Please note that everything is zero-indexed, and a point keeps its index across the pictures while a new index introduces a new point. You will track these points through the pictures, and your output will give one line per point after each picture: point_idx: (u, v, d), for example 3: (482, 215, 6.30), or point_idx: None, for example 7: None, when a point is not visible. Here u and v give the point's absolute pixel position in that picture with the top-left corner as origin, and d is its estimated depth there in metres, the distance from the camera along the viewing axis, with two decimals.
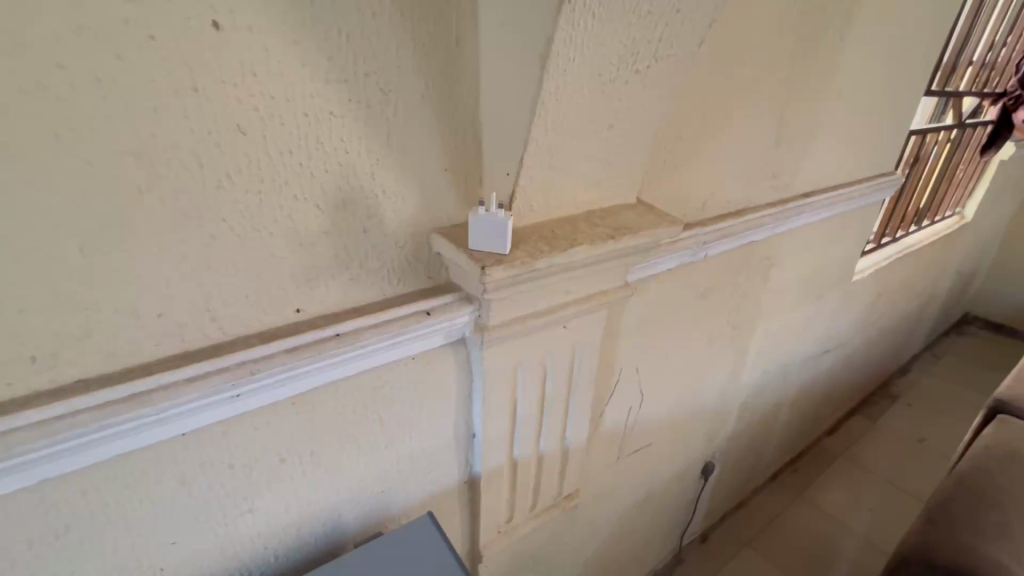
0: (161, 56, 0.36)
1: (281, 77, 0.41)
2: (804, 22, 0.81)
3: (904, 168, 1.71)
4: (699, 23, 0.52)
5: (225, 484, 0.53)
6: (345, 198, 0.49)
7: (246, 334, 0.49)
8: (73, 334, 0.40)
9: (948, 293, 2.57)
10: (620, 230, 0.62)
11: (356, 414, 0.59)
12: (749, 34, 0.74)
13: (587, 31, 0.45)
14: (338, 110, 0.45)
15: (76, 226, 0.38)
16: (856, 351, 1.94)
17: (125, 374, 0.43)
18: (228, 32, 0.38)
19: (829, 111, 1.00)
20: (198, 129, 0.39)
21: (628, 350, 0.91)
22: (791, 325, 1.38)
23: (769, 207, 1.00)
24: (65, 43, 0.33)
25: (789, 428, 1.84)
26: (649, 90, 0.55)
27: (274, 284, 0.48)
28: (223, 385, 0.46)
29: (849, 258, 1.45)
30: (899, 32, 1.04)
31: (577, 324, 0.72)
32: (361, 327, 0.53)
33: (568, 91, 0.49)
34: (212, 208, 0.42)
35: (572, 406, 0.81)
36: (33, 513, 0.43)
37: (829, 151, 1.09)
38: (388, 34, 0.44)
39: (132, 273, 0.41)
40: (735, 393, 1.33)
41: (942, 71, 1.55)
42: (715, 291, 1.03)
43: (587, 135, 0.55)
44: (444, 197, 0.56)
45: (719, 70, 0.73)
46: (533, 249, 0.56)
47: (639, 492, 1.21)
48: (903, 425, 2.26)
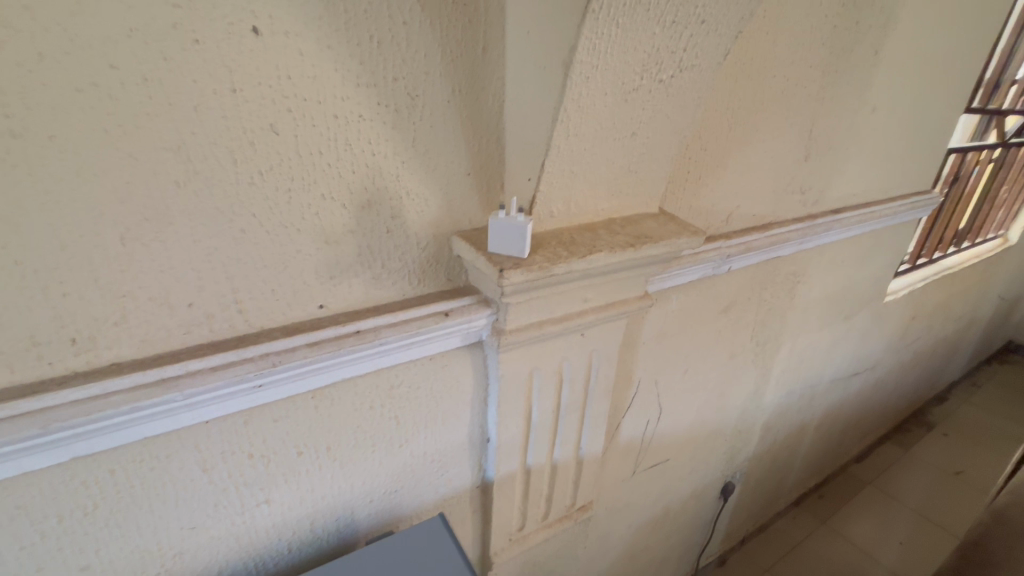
0: (205, 59, 0.38)
1: (314, 80, 0.43)
2: (837, 35, 0.80)
3: (943, 187, 1.66)
4: (725, 33, 0.52)
5: (244, 473, 0.55)
6: (370, 198, 0.50)
7: (271, 326, 0.50)
8: (110, 319, 0.42)
9: (989, 319, 2.46)
10: (640, 238, 0.62)
11: (373, 410, 0.60)
12: (779, 46, 0.73)
13: (611, 40, 0.45)
14: (367, 114, 0.47)
15: (118, 216, 0.40)
16: (887, 375, 1.87)
17: (155, 360, 0.45)
18: (267, 36, 0.40)
19: (861, 126, 0.98)
20: (234, 127, 0.41)
21: (646, 362, 0.90)
22: (818, 344, 1.35)
23: (797, 223, 0.98)
24: (118, 45, 0.35)
25: (815, 452, 1.78)
26: (673, 99, 0.56)
27: (299, 279, 0.50)
28: (246, 375, 0.48)
29: (881, 277, 1.41)
30: (936, 48, 1.02)
31: (595, 332, 0.72)
32: (380, 325, 0.55)
33: (590, 99, 0.49)
34: (244, 203, 0.44)
35: (588, 416, 0.80)
36: (64, 489, 0.45)
37: (861, 167, 1.07)
38: (418, 42, 0.46)
39: (167, 262, 0.43)
40: (757, 412, 1.30)
41: (983, 89, 1.50)
42: (739, 306, 1.01)
43: (609, 143, 0.56)
44: (467, 201, 0.57)
45: (746, 83, 0.72)
46: (552, 255, 0.56)
47: (655, 508, 1.19)
48: (938, 455, 2.16)
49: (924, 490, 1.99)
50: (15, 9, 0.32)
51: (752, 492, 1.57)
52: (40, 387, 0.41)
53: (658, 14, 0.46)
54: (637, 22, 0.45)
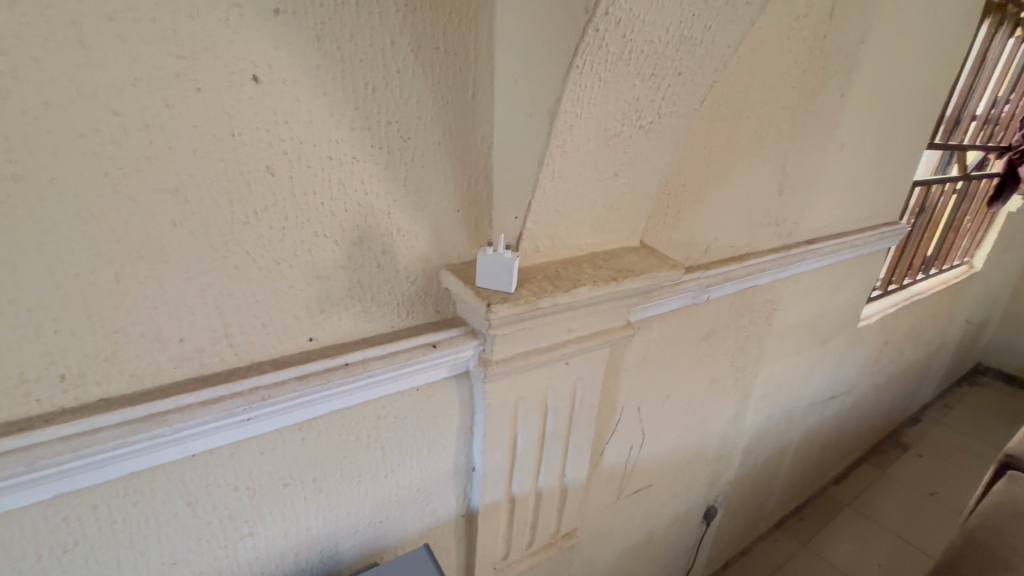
0: (205, 105, 0.40)
1: (310, 124, 0.45)
2: (806, 79, 0.85)
3: (910, 217, 1.73)
4: (700, 83, 0.55)
5: (229, 506, 0.54)
6: (362, 235, 0.52)
7: (260, 360, 0.51)
8: (101, 354, 0.43)
9: (958, 342, 2.54)
10: (622, 272, 0.65)
11: (360, 441, 0.61)
12: (752, 90, 0.77)
13: (593, 92, 0.48)
14: (360, 155, 0.48)
15: (114, 255, 0.41)
16: (863, 398, 1.92)
17: (144, 395, 0.45)
18: (266, 85, 0.42)
19: (830, 162, 1.03)
20: (232, 169, 0.43)
21: (629, 389, 0.92)
22: (795, 369, 1.38)
23: (772, 253, 1.02)
24: (123, 93, 0.37)
25: (794, 475, 1.81)
26: (652, 143, 0.59)
27: (290, 313, 0.51)
28: (235, 410, 0.48)
29: (854, 304, 1.46)
30: (898, 90, 1.08)
31: (579, 361, 0.74)
32: (369, 357, 0.55)
33: (574, 144, 0.52)
34: (239, 240, 0.46)
35: (572, 443, 0.82)
36: (45, 526, 0.45)
37: (832, 200, 1.12)
38: (410, 89, 0.48)
39: (161, 298, 0.44)
40: (738, 436, 1.32)
41: (944, 126, 1.59)
42: (718, 333, 1.04)
43: (592, 184, 0.58)
44: (455, 236, 0.59)
45: (721, 123, 0.76)
46: (538, 289, 0.58)
47: (639, 533, 1.20)
48: (914, 476, 2.20)
49: (901, 511, 2.02)
50: (24, 61, 0.33)
51: (734, 515, 1.58)
52: (27, 424, 0.41)
53: (637, 69, 0.49)
54: (618, 75, 0.48)
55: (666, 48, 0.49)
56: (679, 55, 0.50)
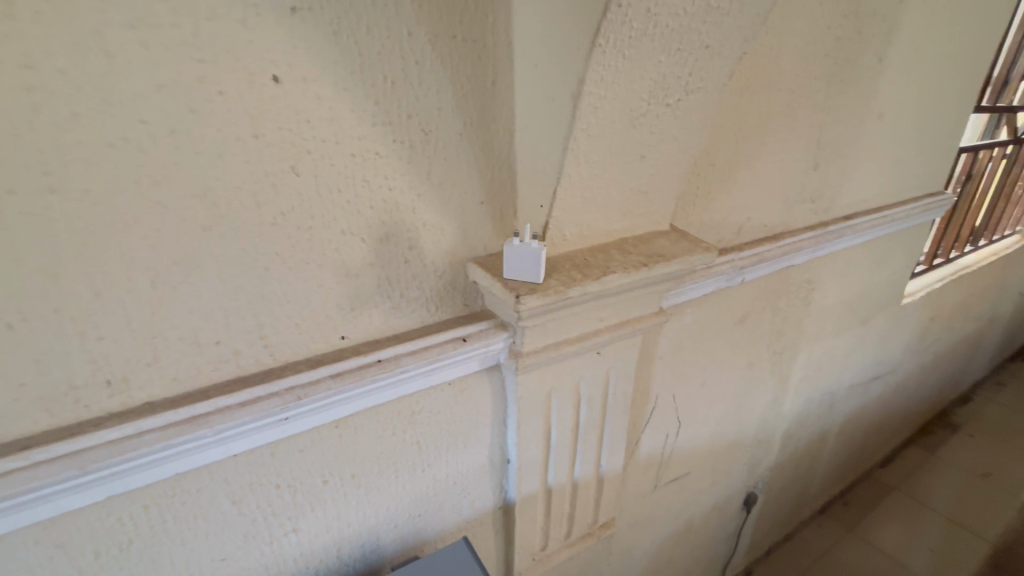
0: (229, 108, 0.40)
1: (332, 122, 0.45)
2: (840, 45, 0.80)
3: (955, 185, 1.64)
4: (729, 55, 0.53)
5: (271, 503, 0.55)
6: (388, 231, 0.52)
7: (294, 359, 0.51)
8: (143, 359, 0.44)
9: (1011, 316, 2.41)
10: (653, 257, 0.63)
11: (395, 436, 0.61)
12: (783, 60, 0.74)
13: (617, 71, 0.47)
14: (383, 150, 0.48)
15: (149, 262, 0.42)
16: (908, 378, 1.84)
17: (185, 398, 0.46)
18: (286, 84, 0.42)
19: (869, 132, 0.98)
20: (257, 170, 0.43)
21: (662, 377, 0.90)
22: (836, 350, 1.33)
23: (809, 231, 0.98)
24: (148, 101, 0.37)
25: (837, 459, 1.75)
26: (680, 121, 0.57)
27: (321, 312, 0.51)
28: (272, 410, 0.49)
29: (897, 280, 1.40)
30: (941, 50, 1.02)
31: (611, 350, 0.73)
32: (400, 353, 0.55)
33: (598, 126, 0.51)
34: (267, 242, 0.46)
35: (607, 433, 0.81)
36: (100, 526, 0.46)
37: (872, 172, 1.07)
38: (429, 80, 0.47)
39: (195, 302, 0.44)
40: (777, 421, 1.29)
41: (992, 87, 1.49)
42: (754, 315, 1.01)
43: (619, 167, 0.57)
44: (481, 228, 0.58)
45: (751, 98, 0.73)
46: (567, 278, 0.57)
47: (678, 521, 1.18)
48: (966, 458, 2.11)
49: (954, 495, 1.94)
50: (53, 74, 0.34)
51: (776, 502, 1.55)
52: (77, 428, 0.42)
53: (663, 45, 0.47)
54: (642, 52, 0.47)
55: (693, 20, 0.47)
56: (706, 27, 0.48)
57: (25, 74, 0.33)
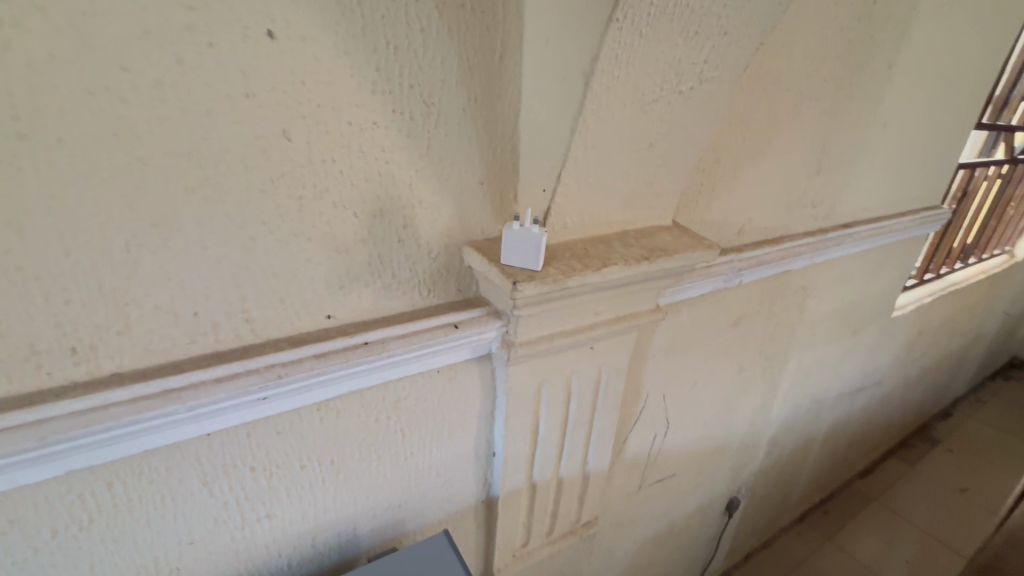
0: (219, 62, 0.37)
1: (330, 86, 0.42)
2: (853, 48, 0.79)
3: (951, 202, 1.65)
4: (746, 45, 0.51)
5: (246, 486, 0.53)
6: (382, 207, 0.49)
7: (277, 336, 0.49)
8: (114, 327, 0.41)
9: (994, 335, 2.44)
10: (654, 251, 0.61)
11: (379, 423, 0.59)
12: (796, 59, 0.72)
13: (633, 51, 0.46)
14: (381, 121, 0.46)
15: (125, 222, 0.39)
16: (893, 391, 1.86)
17: (157, 372, 0.44)
18: (282, 41, 0.39)
19: (873, 141, 0.97)
20: (247, 133, 0.40)
21: (654, 376, 0.89)
22: (826, 359, 1.33)
23: (808, 236, 0.97)
24: (131, 48, 0.34)
25: (819, 469, 1.76)
26: (692, 112, 0.55)
27: (307, 289, 0.49)
28: (251, 388, 0.46)
29: (890, 292, 1.40)
30: (950, 62, 1.01)
31: (605, 345, 0.71)
32: (389, 336, 0.53)
33: (609, 109, 0.49)
34: (254, 211, 0.43)
35: (596, 430, 0.79)
36: (59, 502, 0.44)
37: (873, 181, 1.06)
38: (435, 49, 0.45)
39: (173, 270, 0.42)
40: (764, 427, 1.28)
41: (992, 105, 1.50)
42: (749, 319, 1.00)
43: (626, 155, 0.55)
44: (480, 211, 0.56)
45: (762, 95, 0.72)
46: (566, 267, 0.55)
47: (660, 523, 1.17)
48: (943, 473, 2.13)
49: (930, 508, 1.96)
50: (25, 8, 0.31)
51: (757, 507, 1.55)
52: (38, 397, 0.40)
53: (681, 26, 0.46)
54: (660, 33, 0.45)
55: (714, 3, 0.45)
56: (726, 11, 0.47)
57: None
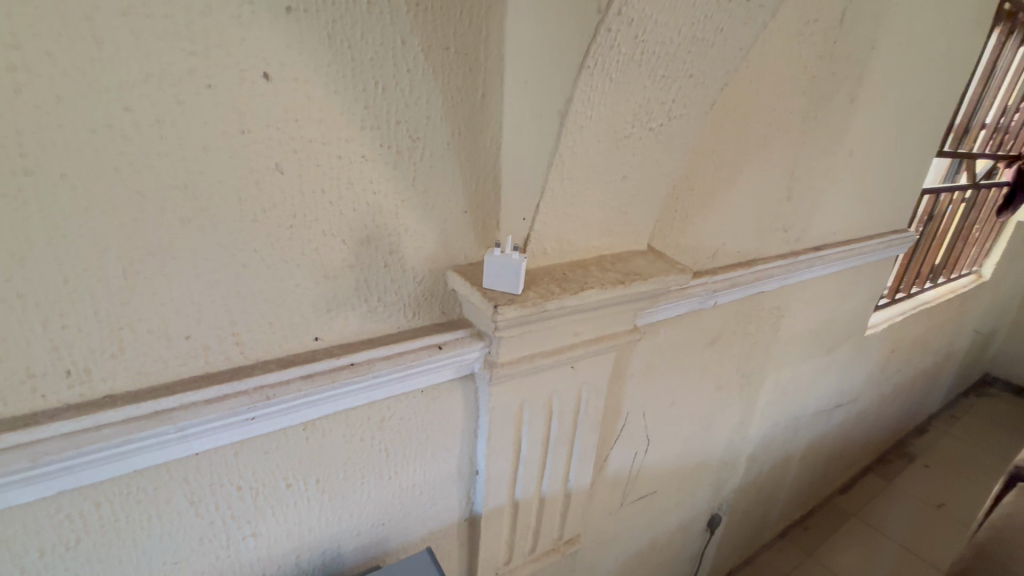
0: (217, 102, 0.40)
1: (321, 123, 0.45)
2: (816, 84, 0.84)
3: (918, 224, 1.72)
4: (711, 86, 0.56)
5: (232, 505, 0.54)
6: (369, 234, 0.52)
7: (266, 358, 0.51)
8: (107, 351, 0.43)
9: (966, 352, 2.52)
10: (629, 275, 0.64)
11: (363, 441, 0.60)
12: (762, 95, 0.77)
13: (605, 92, 0.49)
14: (369, 154, 0.48)
15: (122, 250, 0.41)
16: (869, 408, 1.91)
17: (148, 393, 0.45)
18: (277, 82, 0.42)
19: (839, 169, 1.03)
20: (242, 166, 0.43)
21: (634, 394, 0.92)
22: (802, 376, 1.37)
23: (780, 259, 1.02)
24: (134, 89, 0.37)
25: (799, 484, 1.79)
26: (662, 146, 0.59)
27: (296, 312, 0.51)
28: (239, 408, 0.48)
29: (862, 311, 1.45)
30: (908, 95, 1.08)
31: (585, 365, 0.74)
32: (375, 357, 0.55)
33: (583, 144, 0.53)
34: (246, 238, 0.45)
35: (577, 447, 0.81)
36: (47, 523, 0.45)
37: (841, 206, 1.11)
38: (420, 88, 0.48)
39: (167, 295, 0.44)
40: (743, 444, 1.31)
41: (953, 134, 1.58)
42: (725, 338, 1.04)
43: (601, 186, 0.59)
44: (463, 237, 0.58)
45: (731, 127, 0.76)
46: (545, 290, 0.58)
47: (643, 540, 1.18)
48: (920, 488, 2.18)
49: (907, 523, 2.00)
50: (37, 55, 0.33)
51: (739, 524, 1.57)
52: (32, 419, 0.41)
53: (648, 70, 0.49)
54: (629, 76, 0.49)
55: (678, 50, 0.49)
56: (690, 56, 0.51)
57: (9, 53, 0.32)
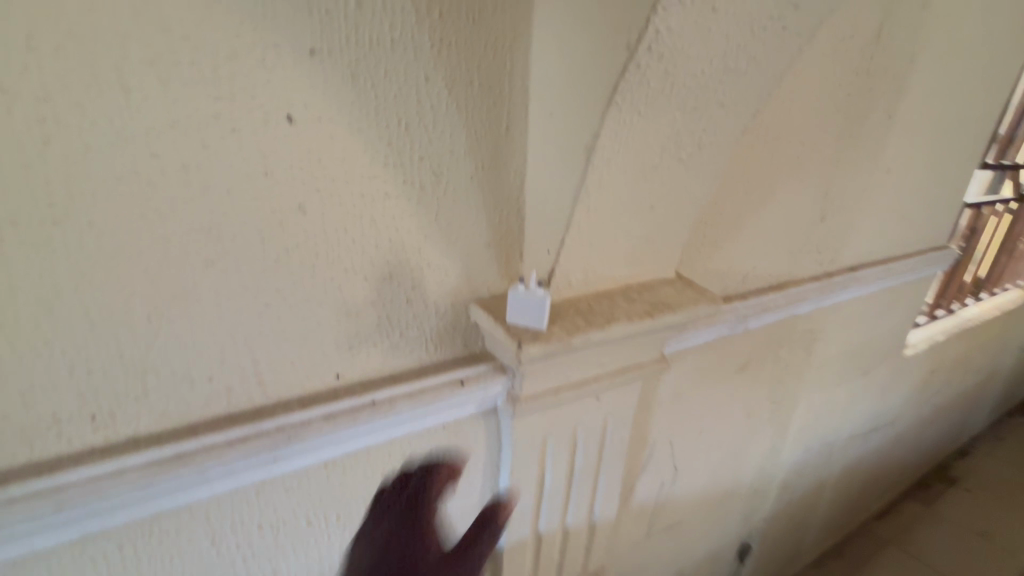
0: (242, 145, 0.40)
1: (344, 162, 0.44)
2: (851, 102, 0.81)
3: (959, 239, 1.65)
4: (743, 114, 0.54)
5: (252, 544, 0.53)
6: (392, 270, 0.51)
7: (287, 398, 0.50)
8: (132, 394, 0.42)
9: (1012, 370, 2.39)
10: (657, 306, 0.63)
11: (385, 477, 0.59)
12: (794, 116, 0.74)
13: (633, 126, 0.48)
14: (392, 191, 0.48)
15: (147, 293, 0.41)
16: (907, 430, 1.82)
17: (170, 435, 0.45)
18: (301, 123, 0.41)
19: (875, 187, 0.99)
20: (265, 207, 0.43)
21: (661, 422, 0.89)
22: (836, 400, 1.31)
23: (813, 281, 0.98)
24: (161, 136, 0.37)
25: (834, 511, 1.71)
26: (691, 175, 0.57)
27: (318, 350, 0.50)
28: (262, 450, 0.47)
29: (900, 331, 1.39)
30: (949, 110, 1.03)
31: (610, 396, 0.72)
32: (396, 395, 0.54)
33: (611, 178, 0.51)
34: (269, 278, 0.45)
35: (601, 479, 0.79)
36: (71, 565, 0.44)
37: (877, 225, 1.07)
38: (444, 124, 0.47)
39: (191, 337, 0.43)
40: (775, 470, 1.26)
41: (995, 145, 1.51)
42: (756, 363, 1.00)
43: (627, 217, 0.57)
44: (487, 270, 0.57)
45: (762, 151, 0.73)
46: (570, 325, 0.56)
47: (670, 570, 1.14)
48: (963, 514, 2.06)
49: (950, 552, 1.89)
50: (67, 107, 0.34)
51: (770, 552, 1.51)
52: (58, 463, 0.41)
53: (678, 102, 0.48)
54: (658, 109, 0.47)
55: (709, 80, 0.47)
56: (721, 86, 0.49)
57: (39, 107, 0.33)
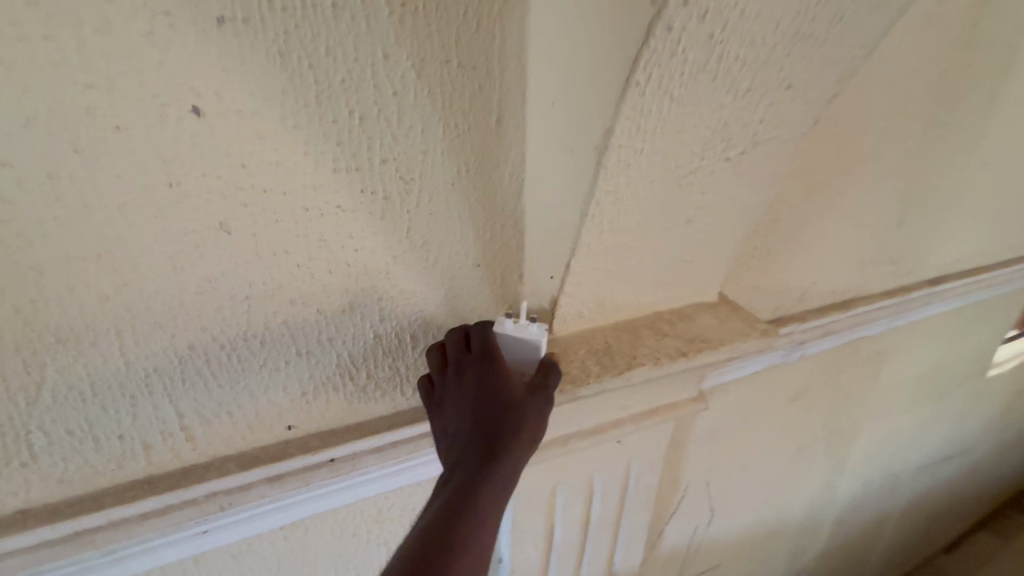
0: (132, 149, 0.30)
1: (278, 167, 0.34)
2: (955, 80, 0.64)
3: None
4: (817, 97, 0.40)
5: None
6: (352, 300, 0.41)
7: (224, 455, 0.41)
8: (18, 458, 0.34)
9: None
10: (694, 342, 0.51)
11: (356, 537, 0.50)
12: (879, 99, 0.59)
13: (663, 117, 0.36)
14: (347, 204, 0.37)
15: (23, 340, 0.32)
16: (986, 457, 1.60)
17: (74, 506, 0.37)
18: (212, 117, 0.31)
19: (972, 185, 0.81)
20: (174, 228, 0.33)
21: (697, 462, 0.76)
22: (905, 428, 1.14)
23: (886, 298, 0.82)
24: (14, 139, 0.28)
25: (896, 545, 1.53)
26: (742, 178, 0.44)
27: (261, 398, 0.41)
28: (182, 525, 0.39)
29: (986, 350, 1.19)
30: None
31: (634, 440, 0.60)
32: (360, 450, 0.45)
33: (630, 186, 0.40)
34: (189, 315, 0.36)
35: (622, 531, 0.67)
36: None
37: (970, 230, 0.89)
38: (413, 117, 0.36)
39: (89, 389, 0.35)
40: (829, 506, 1.11)
41: None
42: (812, 392, 0.85)
43: (655, 232, 0.45)
44: (477, 295, 0.46)
45: (835, 143, 0.59)
46: (580, 370, 0.46)
47: None
48: None
49: None
50: None
51: None
52: None
53: (727, 82, 0.35)
54: (696, 94, 0.35)
55: (772, 52, 0.34)
56: (789, 60, 0.35)
57: None
